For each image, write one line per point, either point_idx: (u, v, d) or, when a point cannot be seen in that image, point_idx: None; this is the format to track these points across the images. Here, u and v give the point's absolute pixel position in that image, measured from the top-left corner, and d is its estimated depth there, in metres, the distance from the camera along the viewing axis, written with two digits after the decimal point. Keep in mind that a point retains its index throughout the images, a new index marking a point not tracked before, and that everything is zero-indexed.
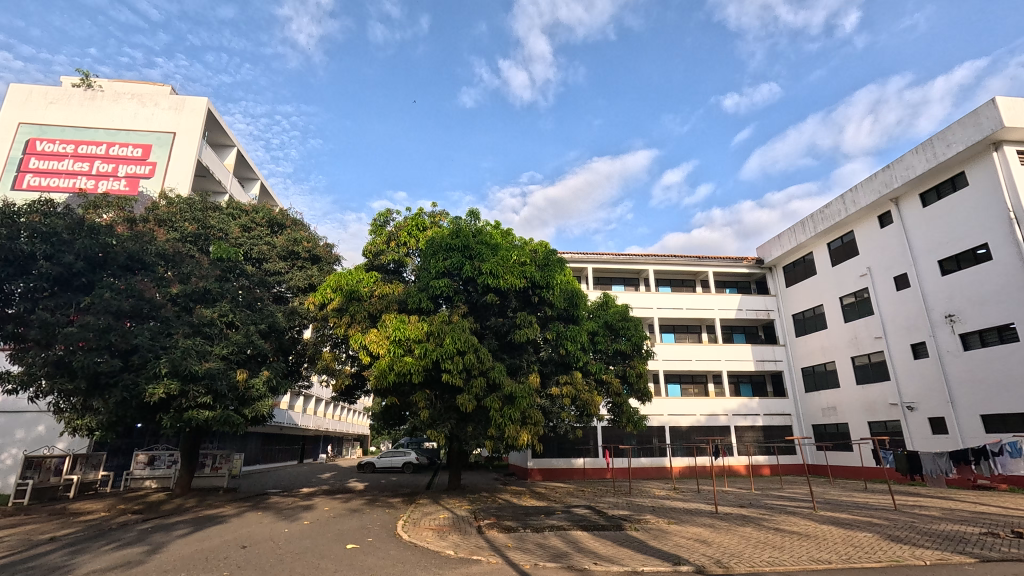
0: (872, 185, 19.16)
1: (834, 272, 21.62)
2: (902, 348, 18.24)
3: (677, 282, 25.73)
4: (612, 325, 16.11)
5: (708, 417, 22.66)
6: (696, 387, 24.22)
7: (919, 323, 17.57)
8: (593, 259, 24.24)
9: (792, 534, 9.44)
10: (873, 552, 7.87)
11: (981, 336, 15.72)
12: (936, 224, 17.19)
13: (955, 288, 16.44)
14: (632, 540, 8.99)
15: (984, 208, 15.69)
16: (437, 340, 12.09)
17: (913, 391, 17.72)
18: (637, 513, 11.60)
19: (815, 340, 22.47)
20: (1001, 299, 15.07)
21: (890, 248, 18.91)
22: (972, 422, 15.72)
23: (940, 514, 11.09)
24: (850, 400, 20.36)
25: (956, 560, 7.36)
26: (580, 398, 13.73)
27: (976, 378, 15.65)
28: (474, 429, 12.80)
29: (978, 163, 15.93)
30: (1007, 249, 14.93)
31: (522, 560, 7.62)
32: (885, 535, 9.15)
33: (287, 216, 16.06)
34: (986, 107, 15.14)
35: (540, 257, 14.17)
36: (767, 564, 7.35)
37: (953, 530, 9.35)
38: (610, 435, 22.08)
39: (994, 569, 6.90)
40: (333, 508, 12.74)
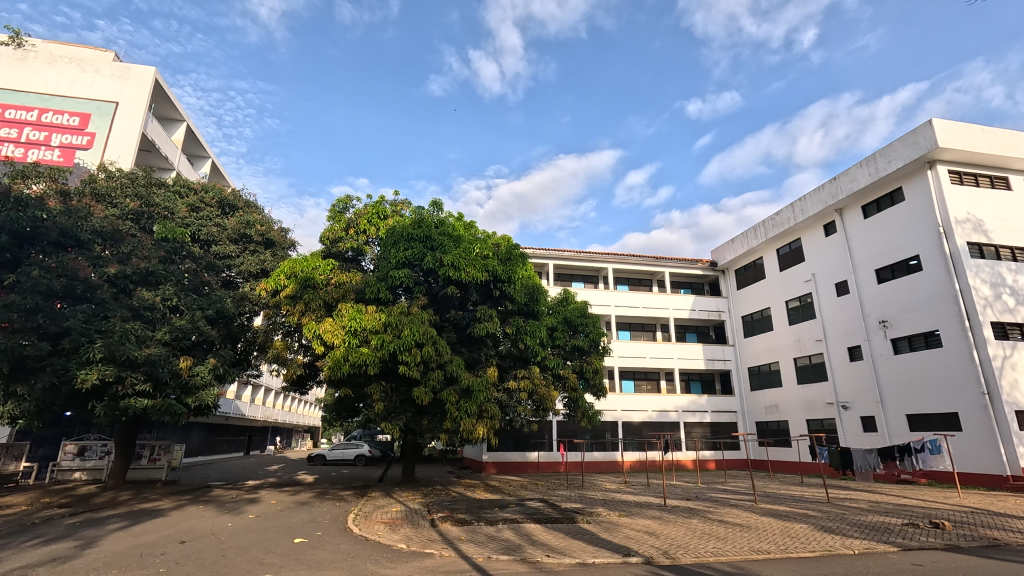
0: (820, 195, 20.14)
1: (781, 276, 22.68)
2: (840, 350, 19.33)
3: (634, 281, 26.35)
4: (571, 321, 16.34)
5: (659, 412, 23.37)
6: (649, 384, 24.90)
7: (856, 327, 18.67)
8: (554, 255, 24.45)
9: (734, 525, 9.87)
10: (808, 543, 8.34)
11: (909, 341, 16.84)
12: (875, 234, 18.28)
13: (889, 295, 17.55)
14: (584, 533, 9.16)
15: (917, 222, 16.81)
16: (394, 332, 11.84)
17: (848, 390, 18.83)
18: (589, 507, 11.83)
19: (761, 342, 23.53)
20: (930, 308, 16.20)
21: (833, 255, 19.97)
22: (899, 420, 16.87)
23: (869, 506, 11.85)
24: (791, 399, 21.42)
25: (882, 549, 7.89)
26: (537, 392, 13.74)
27: (905, 380, 16.79)
28: (429, 422, 12.68)
29: (914, 179, 17.03)
30: (937, 260, 16.05)
31: (476, 553, 7.59)
32: (819, 526, 9.70)
33: (239, 197, 15.39)
34: (924, 127, 16.16)
35: (503, 251, 14.22)
36: (710, 554, 7.65)
37: (879, 521, 10.02)
38: (565, 429, 22.42)
39: (914, 556, 7.43)
40: (281, 502, 12.34)
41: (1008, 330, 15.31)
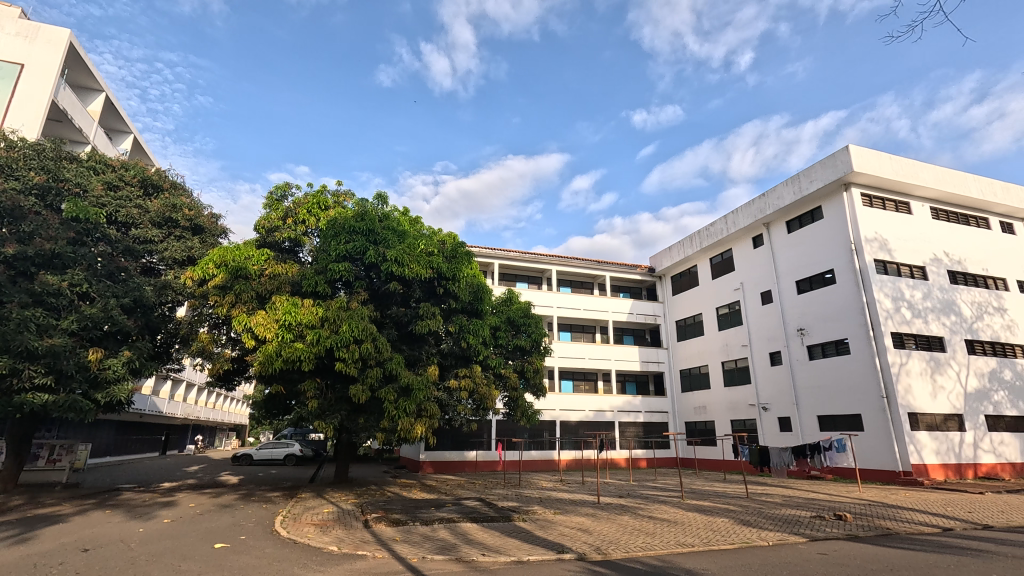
0: (750, 209, 21.44)
1: (712, 284, 23.95)
2: (763, 355, 20.67)
3: (577, 283, 26.93)
4: (514, 321, 16.44)
5: (596, 412, 24.01)
6: (587, 384, 25.54)
7: (777, 334, 20.05)
8: (500, 255, 24.52)
9: (662, 521, 10.32)
10: (729, 536, 8.86)
11: (823, 348, 18.29)
12: (796, 248, 19.71)
13: (807, 305, 18.98)
14: (520, 531, 9.25)
15: (833, 239, 18.30)
16: (332, 327, 11.45)
17: (768, 393, 20.18)
18: (525, 505, 11.98)
19: (692, 346, 24.73)
20: (842, 318, 17.66)
21: (759, 266, 21.33)
22: (811, 421, 18.27)
23: (782, 500, 12.77)
24: (718, 401, 22.66)
25: (793, 540, 8.52)
26: (477, 391, 13.73)
27: (817, 384, 18.21)
28: (366, 421, 12.35)
29: (832, 199, 18.51)
30: (848, 275, 17.55)
31: (410, 553, 7.47)
32: (739, 519, 10.34)
33: (164, 178, 14.29)
34: (842, 151, 17.59)
35: (448, 248, 14.13)
36: (640, 549, 7.96)
37: (791, 514, 10.82)
38: (504, 428, 22.53)
39: (820, 546, 8.08)
40: (201, 504, 11.58)
41: (905, 340, 16.95)
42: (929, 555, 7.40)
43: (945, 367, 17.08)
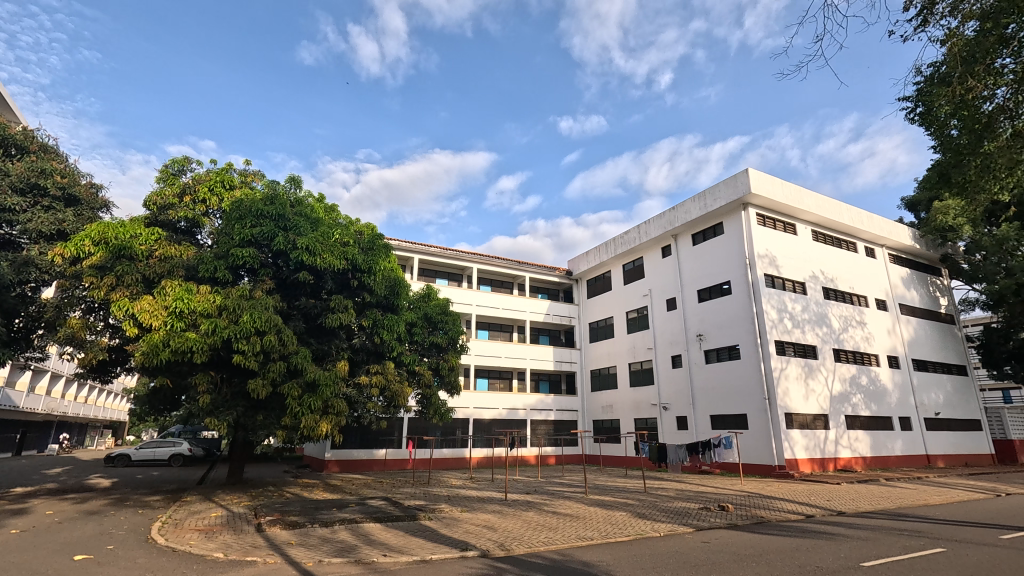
0: (661, 221, 22.80)
1: (624, 289, 25.18)
2: (665, 358, 22.08)
3: (496, 282, 27.13)
4: (432, 318, 16.21)
5: (509, 411, 24.35)
6: (502, 382, 25.83)
7: (679, 339, 21.51)
8: (420, 250, 24.08)
9: (565, 516, 10.68)
10: (626, 528, 9.36)
11: (717, 353, 19.89)
12: (699, 260, 21.27)
13: (705, 313, 20.55)
14: (425, 529, 9.15)
15: (731, 253, 19.96)
16: (230, 317, 10.61)
17: (668, 393, 21.59)
18: (432, 503, 11.88)
19: (603, 347, 25.86)
20: (735, 326, 19.32)
21: (666, 275, 22.75)
22: (705, 420, 19.81)
23: (675, 494, 13.70)
24: (624, 400, 23.87)
25: (681, 531, 9.19)
26: (389, 388, 13.35)
27: (711, 385, 19.77)
28: (264, 418, 11.59)
29: (732, 217, 20.17)
30: (742, 287, 19.24)
31: (305, 557, 7.11)
32: (635, 513, 10.96)
33: (32, 139, 12.47)
34: (742, 173, 19.23)
35: (365, 240, 13.65)
36: (542, 544, 8.18)
37: (682, 507, 11.65)
38: (415, 426, 22.17)
39: (704, 536, 8.78)
40: (61, 512, 10.25)
41: (785, 347, 18.88)
42: (792, 540, 8.30)
43: (816, 372, 19.25)
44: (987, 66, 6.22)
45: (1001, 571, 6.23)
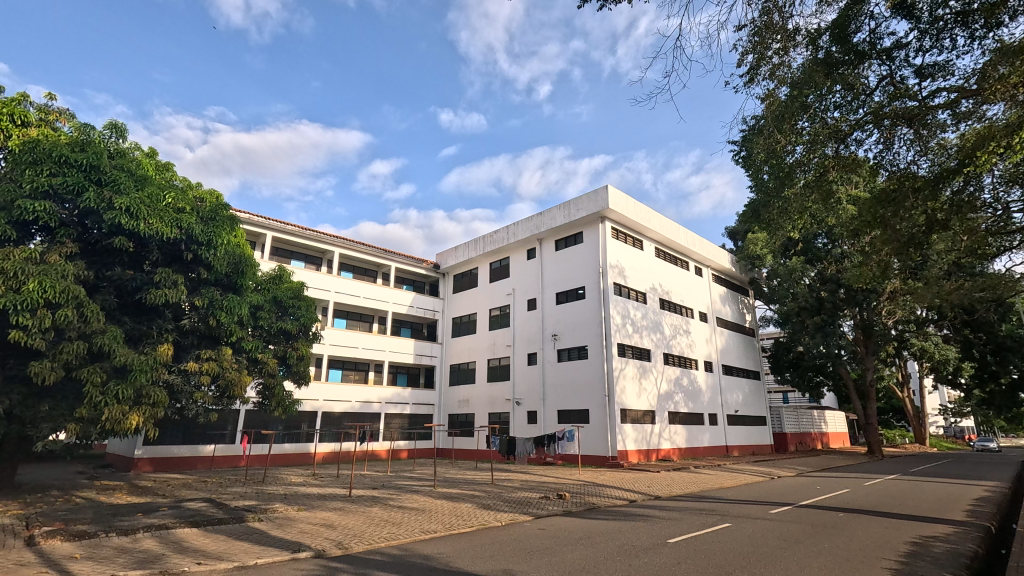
0: (528, 224, 23.77)
1: (489, 287, 25.76)
2: (522, 356, 23.08)
3: (359, 269, 25.90)
4: (281, 302, 14.86)
5: (362, 403, 23.40)
6: (356, 374, 24.71)
7: (536, 338, 22.65)
8: (274, 227, 21.94)
9: (410, 510, 10.56)
10: (469, 520, 9.55)
11: (569, 352, 21.37)
12: (559, 265, 22.64)
13: (561, 314, 21.94)
14: (253, 532, 8.33)
15: (587, 261, 21.57)
16: (9, 283, 8.52)
17: (522, 389, 22.60)
18: (265, 503, 10.90)
19: (464, 342, 26.17)
20: (585, 328, 20.93)
21: (529, 276, 23.81)
22: (552, 414, 21.12)
23: (519, 484, 14.37)
24: (480, 395, 24.43)
25: (521, 519, 9.66)
26: (223, 377, 11.94)
27: (560, 382, 21.17)
28: (51, 409, 9.53)
29: (591, 228, 21.81)
30: (594, 293, 20.92)
31: (91, 573, 6.00)
32: (480, 504, 11.25)
33: None
34: (602, 189, 20.90)
35: (206, 208, 12.02)
36: (383, 540, 7.97)
37: (524, 496, 12.25)
38: (254, 419, 20.19)
39: (541, 523, 9.33)
40: None
41: (626, 350, 20.97)
42: (615, 523, 9.21)
43: (648, 373, 21.68)
44: (790, 126, 7.54)
45: (767, 540, 7.62)
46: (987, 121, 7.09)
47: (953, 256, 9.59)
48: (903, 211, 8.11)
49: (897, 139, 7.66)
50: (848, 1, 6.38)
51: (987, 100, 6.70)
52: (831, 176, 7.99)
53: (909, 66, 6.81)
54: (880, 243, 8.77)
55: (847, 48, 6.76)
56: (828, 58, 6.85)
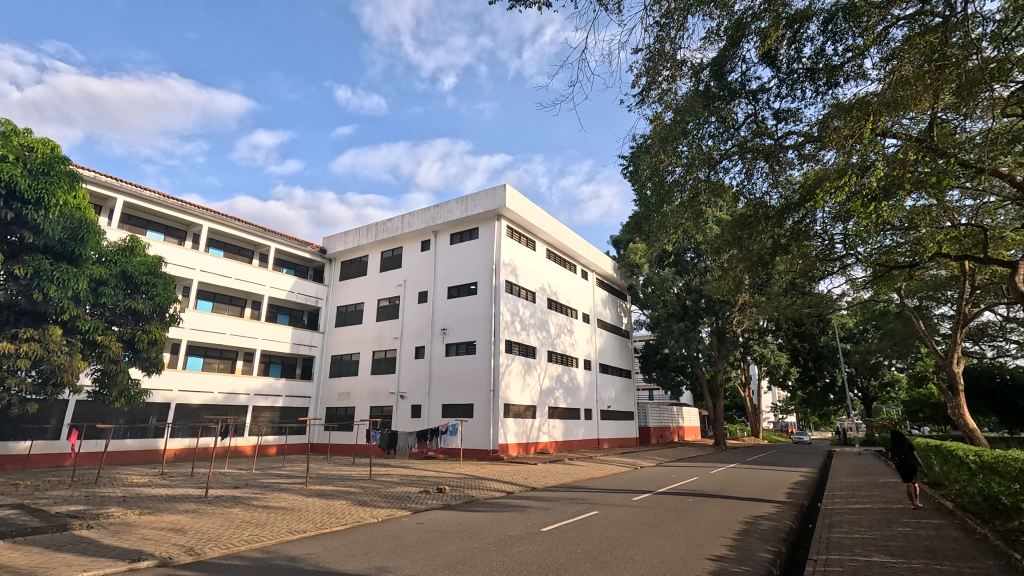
0: (424, 215, 23.32)
1: (378, 276, 24.85)
2: (409, 349, 22.62)
3: (232, 248, 23.49)
4: (132, 278, 12.85)
5: (226, 395, 21.28)
6: (221, 363, 22.40)
7: (425, 331, 22.33)
8: (126, 191, 19.02)
9: (277, 510, 9.82)
10: (342, 517, 9.13)
11: (457, 346, 21.39)
12: (453, 259, 22.55)
13: (451, 309, 21.89)
14: (79, 541, 7.16)
15: (481, 257, 21.74)
16: None
17: (407, 382, 22.15)
18: (97, 507, 9.44)
19: (348, 332, 24.98)
20: (474, 323, 21.10)
21: (422, 268, 23.39)
22: (437, 409, 21.00)
23: (398, 479, 14.07)
24: (361, 388, 23.49)
25: (398, 515, 9.46)
26: (48, 361, 10.37)
27: (447, 377, 21.11)
28: None
29: (487, 224, 22.01)
30: (486, 289, 21.17)
31: None
32: (356, 501, 10.81)
33: None
34: (500, 187, 21.20)
35: (35, 159, 10.18)
36: (243, 543, 7.32)
37: (403, 491, 12.02)
38: (87, 412, 17.39)
39: (418, 518, 9.23)
40: None
41: (512, 346, 21.52)
42: (492, 514, 9.40)
43: (532, 370, 22.47)
44: (672, 148, 8.22)
45: (629, 525, 8.30)
46: (823, 164, 8.33)
47: (792, 276, 11.24)
48: (755, 234, 9.31)
49: (756, 171, 8.72)
50: (726, 43, 7.12)
51: (824, 147, 7.86)
52: (702, 197, 8.86)
53: (769, 108, 7.76)
54: (736, 260, 9.98)
55: (722, 85, 7.57)
56: (707, 92, 7.61)
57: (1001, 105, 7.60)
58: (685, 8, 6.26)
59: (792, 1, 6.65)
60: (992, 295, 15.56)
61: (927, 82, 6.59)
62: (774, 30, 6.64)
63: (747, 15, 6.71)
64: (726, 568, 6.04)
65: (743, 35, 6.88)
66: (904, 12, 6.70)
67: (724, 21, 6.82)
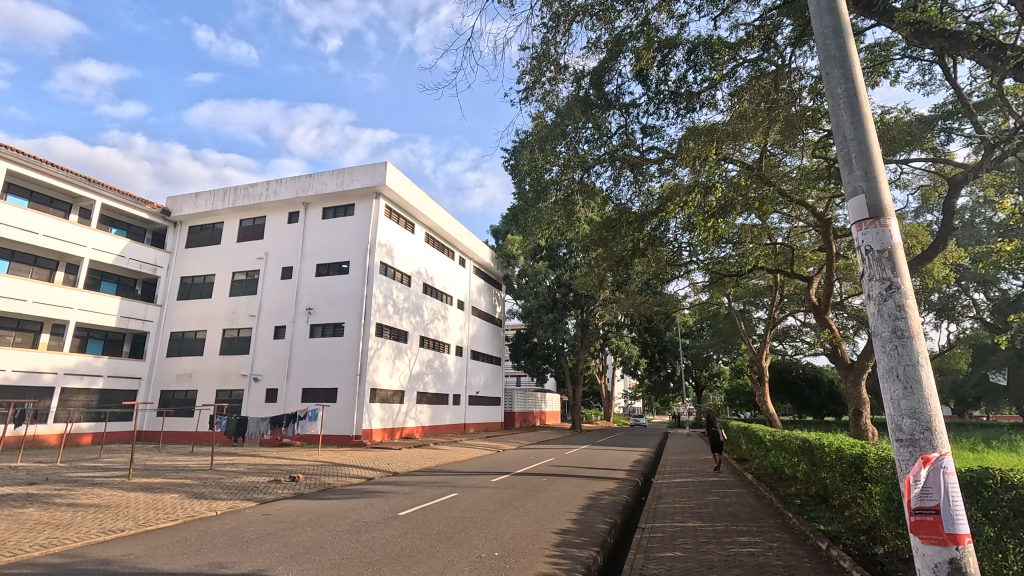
0: (293, 184, 21.48)
1: (235, 247, 22.42)
2: (267, 327, 20.80)
3: (42, 198, 19.45)
4: None
5: (24, 374, 17.71)
6: (19, 336, 18.53)
7: (286, 310, 20.71)
8: None
9: (87, 507, 8.48)
10: (172, 513, 8.17)
11: (322, 328, 20.22)
12: (324, 235, 21.18)
13: (319, 287, 20.57)
14: None
15: (355, 235, 20.70)
16: None
17: (262, 364, 20.39)
18: None
19: (194, 307, 22.26)
20: (343, 304, 20.09)
21: (286, 242, 21.60)
22: (295, 393, 19.71)
23: (245, 468, 12.97)
24: (206, 369, 21.14)
25: (241, 506, 8.73)
26: None
27: (309, 359, 19.86)
28: None
29: (364, 202, 21.00)
30: (359, 269, 20.25)
31: None
32: (191, 494, 9.74)
33: None
34: (381, 164, 20.34)
35: None
36: (39, 548, 6.20)
37: (249, 481, 11.13)
38: None
39: (265, 508, 8.64)
40: None
41: (383, 330, 20.93)
42: (349, 501, 9.12)
43: (402, 354, 22.11)
44: (550, 148, 8.55)
45: (483, 506, 8.64)
46: (678, 180, 9.34)
47: (645, 277, 12.49)
48: (619, 236, 10.17)
49: (622, 178, 9.48)
50: (606, 56, 7.61)
51: (679, 164, 8.80)
52: (574, 197, 9.39)
53: (637, 122, 8.47)
54: (601, 258, 10.81)
55: (600, 94, 8.10)
56: (586, 98, 8.10)
57: (812, 147, 9.20)
58: (570, 15, 6.57)
59: (662, 28, 7.34)
60: (795, 304, 18.83)
61: (760, 120, 7.76)
62: (647, 51, 7.26)
63: (625, 33, 7.24)
64: (567, 540, 6.62)
65: (620, 50, 7.40)
66: (748, 56, 7.74)
67: (605, 35, 7.27)
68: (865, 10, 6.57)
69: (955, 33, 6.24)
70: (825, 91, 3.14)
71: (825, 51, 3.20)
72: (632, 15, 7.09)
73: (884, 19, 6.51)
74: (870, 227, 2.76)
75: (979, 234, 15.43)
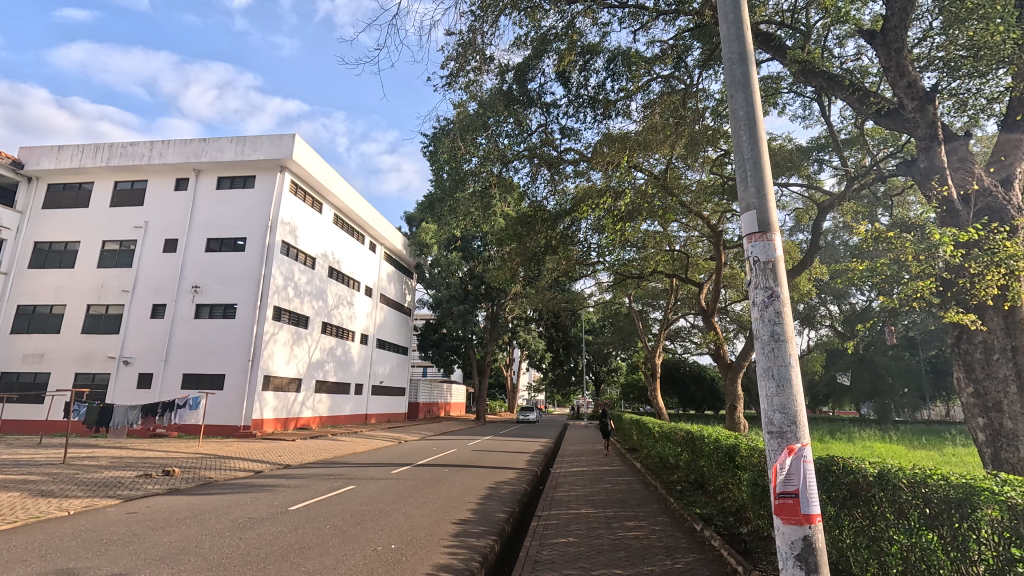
0: (183, 148, 19.31)
1: (107, 212, 19.75)
2: (143, 305, 18.56)
3: None
4: None
5: None
6: None
7: (167, 286, 18.64)
8: None
9: None
10: (12, 513, 7.05)
11: (210, 308, 18.48)
12: (218, 207, 19.33)
13: (209, 264, 18.75)
14: None
15: (254, 210, 19.12)
16: None
17: (135, 346, 18.18)
18: None
19: (50, 278, 19.33)
20: (237, 284, 18.51)
21: (172, 211, 19.41)
22: (174, 379, 17.84)
23: (107, 462, 11.51)
24: (63, 349, 18.47)
25: (100, 504, 7.73)
26: None
27: (193, 342, 18.06)
28: None
29: (266, 174, 19.44)
30: (257, 247, 18.76)
31: None
32: (35, 491, 8.46)
33: None
34: (288, 136, 18.92)
35: None
36: None
37: (113, 476, 9.89)
38: None
39: (131, 506, 7.73)
40: None
41: (281, 314, 19.59)
42: (232, 496, 8.45)
43: (301, 340, 20.83)
44: (470, 138, 8.41)
45: (381, 499, 8.41)
46: (591, 182, 9.70)
47: (555, 275, 12.84)
48: (533, 233, 10.36)
49: (539, 176, 9.63)
50: (530, 54, 7.70)
51: (593, 167, 9.13)
52: (492, 190, 9.35)
53: (556, 122, 8.65)
54: (514, 253, 10.94)
55: (523, 90, 8.18)
56: (509, 92, 8.14)
57: (710, 164, 10.00)
58: (498, 7, 6.52)
59: (585, 33, 7.56)
60: (686, 307, 20.44)
61: (668, 134, 8.28)
62: (570, 53, 7.45)
63: (551, 33, 7.35)
64: (466, 530, 6.66)
65: (544, 49, 7.50)
66: (662, 72, 8.21)
67: (532, 32, 7.34)
68: (764, 44, 7.29)
69: (833, 77, 7.09)
70: (729, 112, 3.40)
71: (732, 75, 3.47)
72: (559, 16, 7.22)
73: (779, 55, 7.28)
74: (758, 240, 3.04)
75: (837, 254, 17.76)
